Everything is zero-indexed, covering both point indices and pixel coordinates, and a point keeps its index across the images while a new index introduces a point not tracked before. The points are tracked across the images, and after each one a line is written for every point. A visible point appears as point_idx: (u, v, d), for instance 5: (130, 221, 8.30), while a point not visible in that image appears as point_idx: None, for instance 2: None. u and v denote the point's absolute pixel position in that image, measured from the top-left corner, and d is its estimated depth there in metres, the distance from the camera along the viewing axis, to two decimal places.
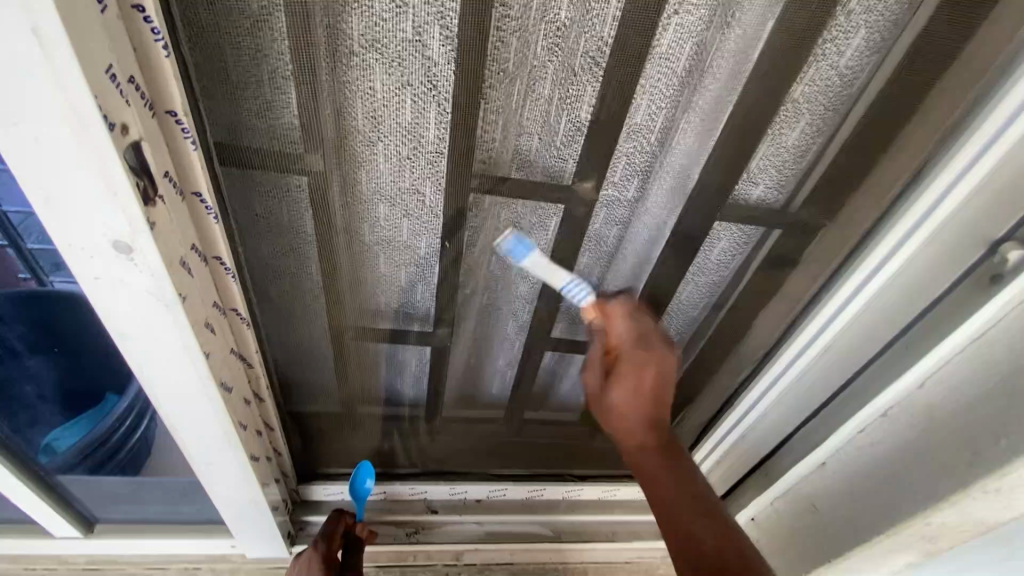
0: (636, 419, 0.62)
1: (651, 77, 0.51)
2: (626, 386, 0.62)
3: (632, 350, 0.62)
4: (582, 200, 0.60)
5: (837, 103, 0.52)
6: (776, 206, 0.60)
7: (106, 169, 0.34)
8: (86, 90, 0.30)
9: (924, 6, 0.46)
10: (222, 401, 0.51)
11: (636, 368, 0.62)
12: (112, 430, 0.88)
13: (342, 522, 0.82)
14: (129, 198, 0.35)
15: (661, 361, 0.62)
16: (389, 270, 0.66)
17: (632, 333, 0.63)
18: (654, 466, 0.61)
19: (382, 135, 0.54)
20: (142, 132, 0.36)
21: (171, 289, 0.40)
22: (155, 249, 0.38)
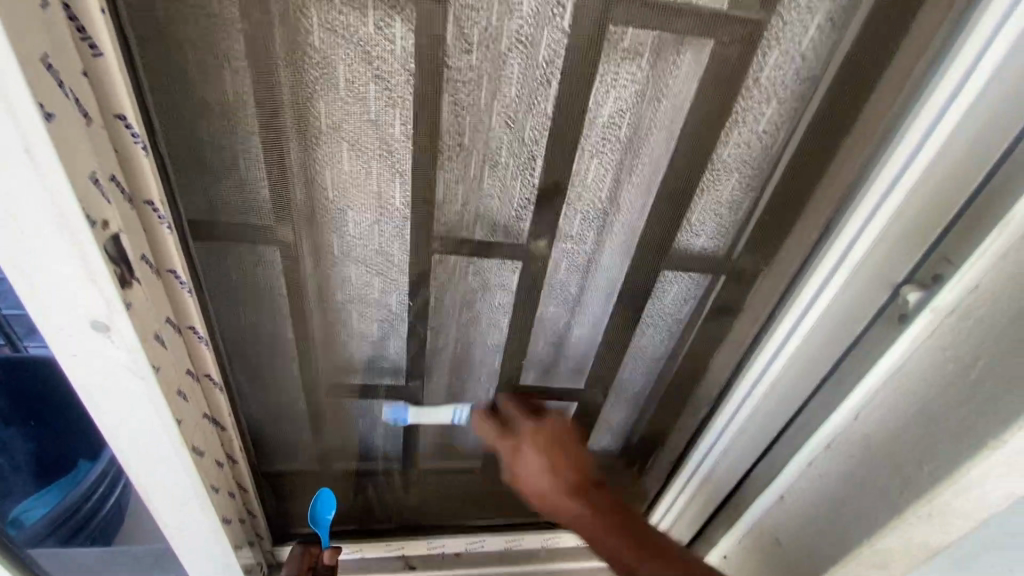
0: (552, 486, 0.66)
1: (594, 144, 0.57)
2: (538, 463, 0.67)
3: (526, 432, 0.70)
4: (538, 257, 0.65)
5: (760, 162, 0.59)
6: (718, 254, 0.66)
7: (88, 260, 0.37)
8: (73, 195, 0.35)
9: (823, 82, 0.53)
10: (195, 466, 0.53)
11: (540, 449, 0.68)
12: (81, 496, 0.90)
13: (303, 559, 0.77)
14: (109, 282, 0.39)
15: (552, 424, 0.71)
16: (361, 327, 0.69)
17: (526, 426, 0.71)
18: (590, 520, 0.63)
19: (350, 202, 0.58)
20: (121, 225, 0.40)
21: (146, 363, 0.43)
22: (132, 327, 0.41)
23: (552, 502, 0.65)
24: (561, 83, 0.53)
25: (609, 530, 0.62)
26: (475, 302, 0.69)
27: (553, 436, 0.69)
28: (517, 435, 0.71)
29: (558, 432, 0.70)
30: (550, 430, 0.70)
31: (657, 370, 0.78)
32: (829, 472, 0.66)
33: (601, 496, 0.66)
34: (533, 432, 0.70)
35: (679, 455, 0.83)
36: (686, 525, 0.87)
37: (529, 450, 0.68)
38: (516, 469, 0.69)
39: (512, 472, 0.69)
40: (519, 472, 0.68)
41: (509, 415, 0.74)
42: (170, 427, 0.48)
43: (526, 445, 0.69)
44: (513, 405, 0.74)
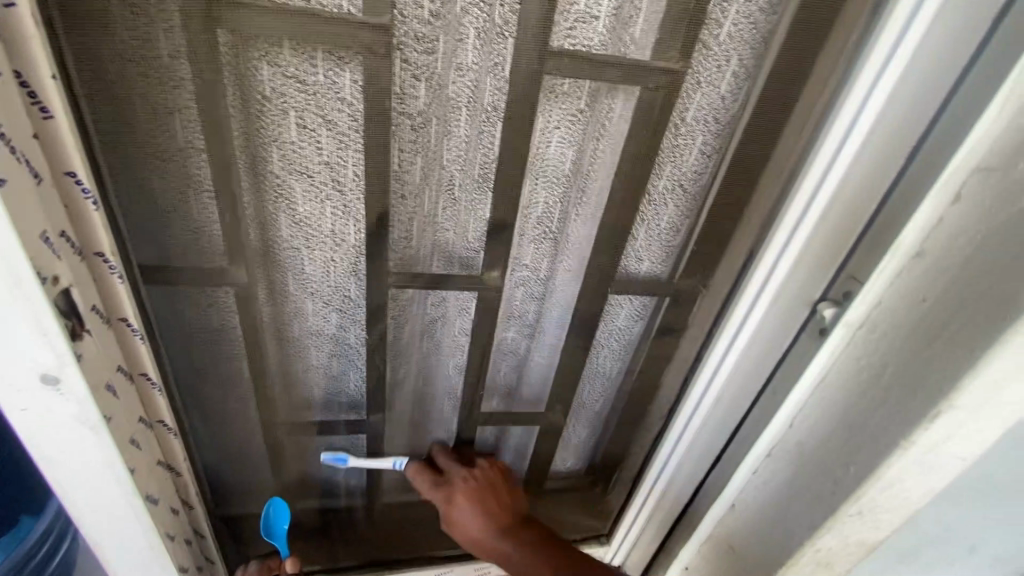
0: (486, 527, 0.71)
1: (539, 179, 0.61)
2: (473, 517, 0.72)
3: (458, 485, 0.74)
4: (492, 288, 0.67)
5: (692, 192, 0.64)
6: (662, 277, 0.70)
7: (38, 317, 0.37)
8: (23, 254, 0.35)
9: (741, 120, 0.59)
10: (150, 515, 0.52)
11: (468, 497, 0.73)
12: (25, 556, 0.81)
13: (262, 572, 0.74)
14: (59, 337, 0.39)
15: (482, 474, 0.77)
16: (319, 362, 0.70)
17: (458, 477, 0.75)
18: (518, 559, 0.69)
19: (304, 242, 0.60)
20: (71, 279, 0.40)
21: (97, 413, 0.43)
22: (83, 379, 0.41)
23: (485, 547, 0.71)
24: (505, 125, 0.56)
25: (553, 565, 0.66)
26: (434, 331, 0.71)
27: (481, 485, 0.75)
28: (450, 485, 0.75)
29: (486, 479, 0.76)
30: (477, 483, 0.75)
31: (612, 388, 0.82)
32: (771, 480, 0.70)
33: (523, 530, 0.71)
34: (466, 489, 0.74)
35: (640, 468, 0.87)
36: (649, 539, 0.90)
37: (460, 502, 0.73)
38: (450, 514, 0.73)
39: (450, 527, 0.73)
40: (454, 516, 0.72)
41: (444, 466, 0.77)
42: (122, 477, 0.48)
43: (461, 495, 0.73)
44: (447, 459, 0.78)
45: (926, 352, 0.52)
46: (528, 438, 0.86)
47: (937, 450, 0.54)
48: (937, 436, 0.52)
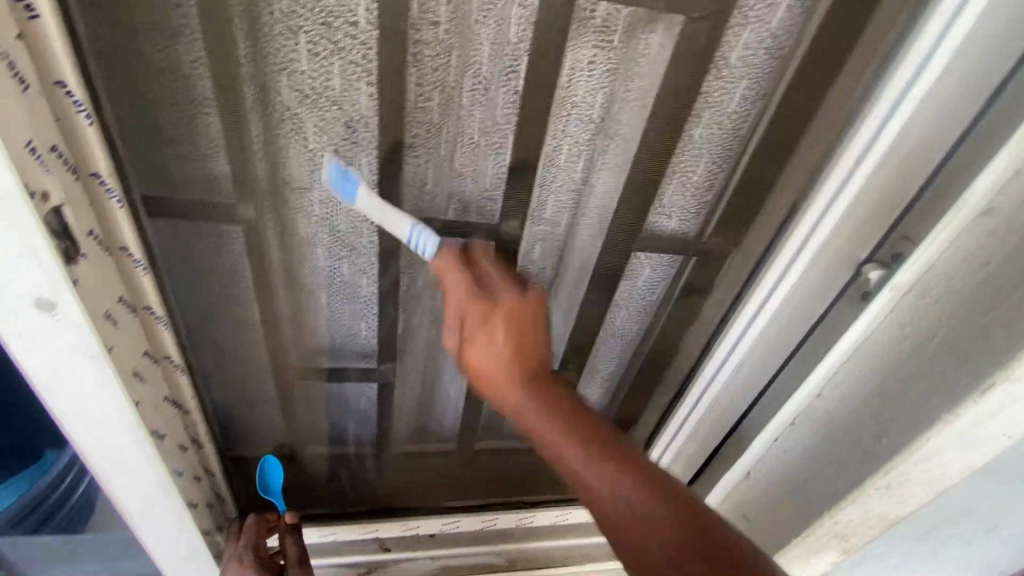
0: (513, 367, 0.57)
1: (563, 122, 0.57)
2: (499, 347, 0.57)
3: (501, 301, 0.57)
4: (510, 237, 0.65)
5: (730, 144, 0.59)
6: (689, 236, 0.66)
7: (26, 235, 0.35)
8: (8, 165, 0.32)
9: (789, 62, 0.53)
10: (156, 450, 0.51)
11: (507, 326, 0.57)
12: (52, 486, 0.90)
13: (261, 525, 0.76)
14: (49, 257, 0.36)
15: (530, 304, 0.58)
16: (331, 308, 0.68)
17: (499, 284, 0.58)
18: (557, 427, 0.56)
19: (314, 182, 0.57)
20: (64, 198, 0.37)
21: (96, 342, 0.42)
22: (78, 305, 0.39)
23: (511, 398, 0.57)
24: (531, 59, 0.51)
25: (589, 445, 0.55)
26: (447, 284, 0.69)
27: (524, 322, 0.58)
28: (491, 295, 0.58)
29: (530, 317, 0.58)
30: (522, 310, 0.58)
31: (628, 351, 0.80)
32: (792, 449, 0.69)
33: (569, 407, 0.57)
34: (508, 309, 0.57)
35: (650, 435, 0.86)
36: None
37: (496, 326, 0.57)
38: (465, 338, 0.59)
39: (464, 339, 0.59)
40: (469, 334, 0.59)
41: (483, 269, 0.59)
42: (126, 410, 0.47)
43: (499, 310, 0.57)
44: (490, 262, 0.60)
45: (991, 313, 0.50)
46: None
47: (985, 423, 0.52)
48: (988, 409, 0.50)
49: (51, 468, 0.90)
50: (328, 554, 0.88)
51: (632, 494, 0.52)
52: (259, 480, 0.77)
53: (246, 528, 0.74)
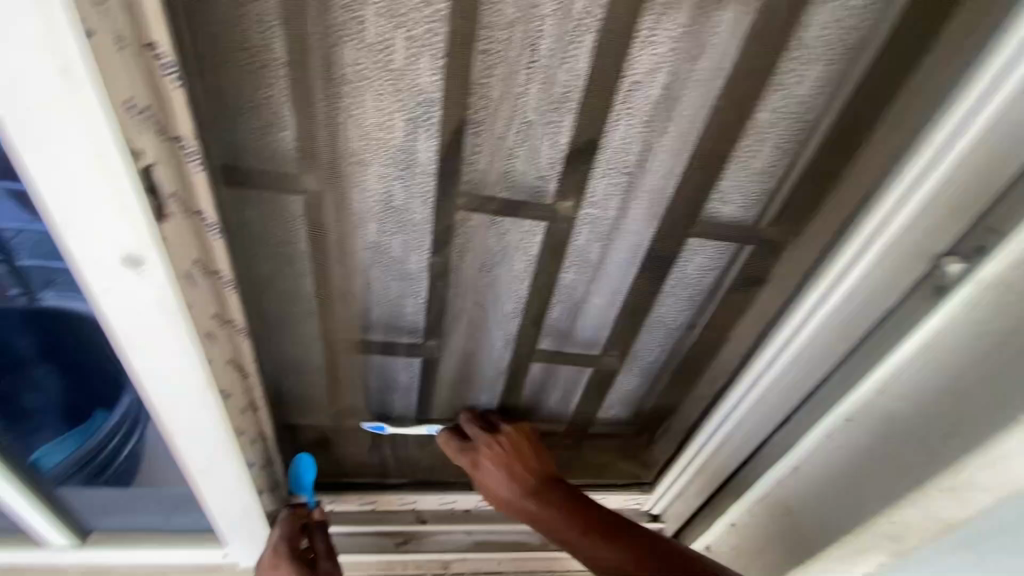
0: (514, 490, 0.78)
1: (625, 101, 0.55)
2: (496, 481, 0.78)
3: (482, 449, 0.80)
4: (563, 219, 0.64)
5: (798, 129, 0.57)
6: (747, 223, 0.65)
7: (122, 191, 0.37)
8: (111, 120, 0.34)
9: (871, 46, 0.51)
10: (221, 408, 0.53)
11: (495, 464, 0.78)
12: (100, 446, 0.83)
13: (294, 520, 0.78)
14: (142, 217, 0.38)
15: (507, 439, 0.81)
16: (380, 284, 0.69)
17: (482, 443, 0.80)
18: (550, 521, 0.74)
19: (372, 157, 0.57)
20: (155, 157, 0.39)
21: (177, 300, 0.43)
22: (164, 263, 0.41)
23: (515, 511, 0.79)
24: (597, 35, 0.50)
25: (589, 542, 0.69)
26: (495, 264, 0.69)
27: (505, 452, 0.79)
28: (474, 451, 0.80)
29: (509, 445, 0.80)
30: (508, 446, 0.80)
31: (672, 338, 0.79)
32: (843, 448, 0.68)
33: (550, 494, 0.77)
34: (489, 454, 0.79)
35: (691, 425, 0.86)
36: (693, 494, 0.91)
37: (485, 465, 0.79)
38: (479, 476, 0.79)
39: (479, 482, 0.80)
40: (484, 480, 0.79)
41: (474, 435, 0.82)
42: (198, 367, 0.49)
43: (482, 461, 0.79)
44: (476, 428, 0.82)
45: None
46: (575, 381, 0.87)
47: None
48: None
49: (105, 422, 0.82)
50: (366, 522, 0.90)
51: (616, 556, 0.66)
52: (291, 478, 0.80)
53: (281, 524, 0.76)
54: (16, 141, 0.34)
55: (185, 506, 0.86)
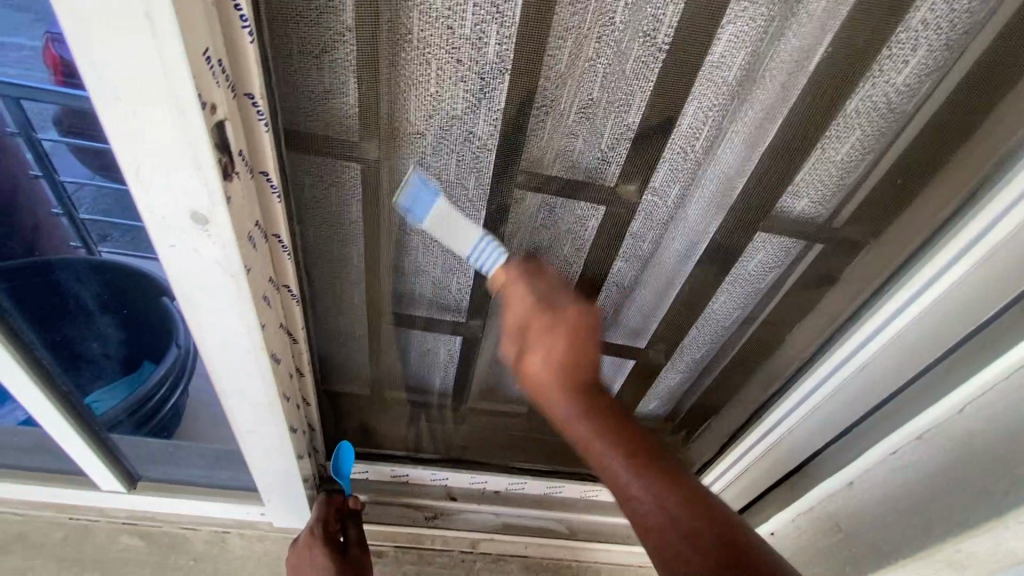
0: (560, 380, 0.60)
1: (703, 83, 0.51)
2: (555, 353, 0.60)
3: (558, 313, 0.61)
4: (623, 203, 0.61)
5: (889, 120, 0.52)
6: (819, 220, 0.61)
7: (195, 145, 0.36)
8: (188, 71, 0.32)
9: (984, 32, 0.47)
10: (271, 371, 0.54)
11: (565, 336, 0.60)
12: (147, 396, 0.88)
13: (331, 508, 0.83)
14: (211, 169, 0.37)
15: (580, 319, 0.61)
16: (425, 262, 0.68)
17: (569, 308, 0.61)
18: (595, 429, 0.58)
19: (429, 128, 0.55)
20: (227, 113, 0.37)
21: (239, 261, 0.43)
22: (229, 222, 0.40)
23: (552, 399, 0.60)
24: (682, 9, 0.47)
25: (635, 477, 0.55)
26: (545, 246, 0.67)
27: (574, 330, 0.60)
28: (545, 293, 0.62)
29: (580, 326, 0.61)
30: (580, 322, 0.61)
31: (721, 337, 0.76)
32: (916, 466, 0.64)
33: (600, 403, 0.60)
34: (569, 320, 0.61)
35: (738, 428, 0.83)
36: (732, 498, 0.89)
37: (544, 322, 0.60)
38: (528, 331, 0.61)
39: (523, 344, 0.62)
40: (529, 330, 0.60)
41: (539, 287, 0.63)
42: (254, 330, 0.49)
43: (553, 323, 0.60)
44: (539, 280, 0.63)
45: None
46: (614, 373, 0.85)
47: None
48: None
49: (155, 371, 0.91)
50: (397, 494, 0.91)
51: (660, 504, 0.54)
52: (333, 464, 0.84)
53: (318, 508, 0.82)
54: (88, 81, 0.33)
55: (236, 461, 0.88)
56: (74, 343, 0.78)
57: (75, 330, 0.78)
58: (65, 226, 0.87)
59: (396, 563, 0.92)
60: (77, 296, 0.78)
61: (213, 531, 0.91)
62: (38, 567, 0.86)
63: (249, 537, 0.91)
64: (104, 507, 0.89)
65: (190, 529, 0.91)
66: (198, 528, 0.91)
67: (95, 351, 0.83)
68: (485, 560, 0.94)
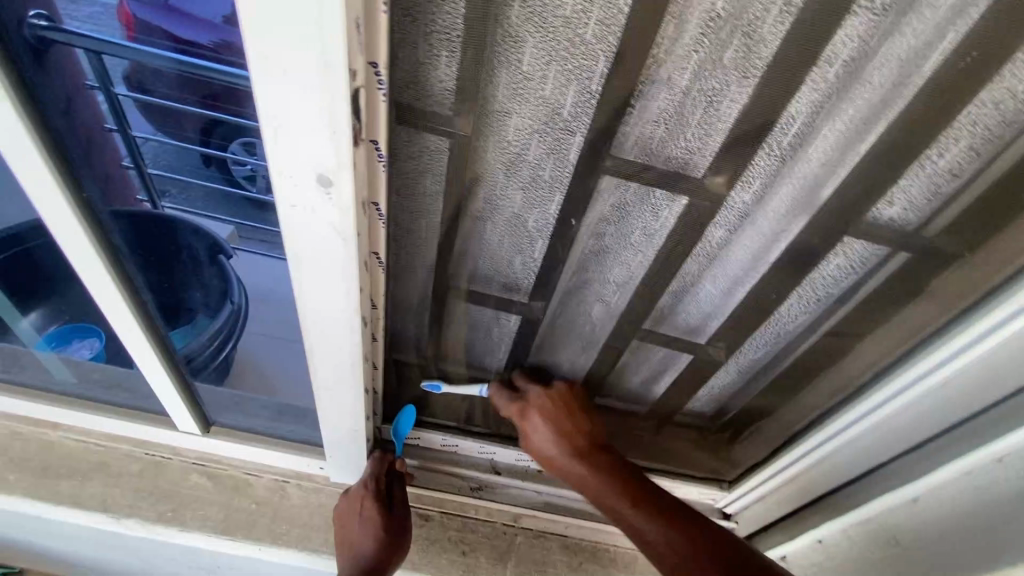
0: (561, 448, 0.82)
1: (809, 79, 0.50)
2: (545, 427, 0.81)
3: (538, 402, 0.83)
4: (708, 195, 0.60)
5: (1001, 128, 0.50)
6: (909, 228, 0.59)
7: (335, 108, 0.37)
8: (343, 38, 0.34)
9: None
10: (360, 330, 0.56)
11: (550, 420, 0.82)
12: (201, 347, 0.90)
13: (383, 468, 0.86)
14: (344, 133, 0.39)
15: (558, 395, 0.84)
16: (496, 239, 0.68)
17: (536, 395, 0.83)
18: (588, 479, 0.79)
19: (518, 107, 0.55)
20: (362, 79, 0.39)
21: (352, 223, 0.45)
22: (351, 185, 0.42)
23: (558, 466, 0.82)
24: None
25: (629, 503, 0.75)
26: (617, 234, 0.67)
27: (559, 408, 0.83)
28: (526, 401, 0.83)
29: (562, 401, 0.84)
30: (558, 399, 0.84)
31: (784, 340, 0.75)
32: (990, 487, 0.62)
33: (590, 454, 0.81)
34: (541, 411, 0.82)
35: (794, 434, 0.82)
36: (780, 501, 0.88)
37: (539, 423, 0.81)
38: (526, 424, 0.83)
39: (524, 436, 0.84)
40: (529, 430, 0.83)
41: (522, 386, 0.85)
42: (353, 289, 0.51)
43: (533, 410, 0.82)
44: (529, 381, 0.84)
45: None
46: (666, 367, 0.85)
47: None
48: None
49: (211, 324, 0.91)
50: (446, 461, 0.94)
51: (651, 524, 0.72)
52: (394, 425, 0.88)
53: (371, 464, 0.86)
54: (246, 40, 0.35)
55: (301, 417, 0.93)
56: (176, 292, 0.84)
57: (179, 276, 0.83)
58: (133, 179, 0.74)
59: (439, 527, 0.94)
60: (190, 247, 0.82)
61: (272, 479, 0.96)
62: (117, 495, 0.93)
63: (305, 488, 0.96)
64: (176, 446, 0.96)
65: (251, 475, 0.96)
66: (258, 475, 0.96)
67: (196, 298, 0.88)
68: (527, 535, 0.95)
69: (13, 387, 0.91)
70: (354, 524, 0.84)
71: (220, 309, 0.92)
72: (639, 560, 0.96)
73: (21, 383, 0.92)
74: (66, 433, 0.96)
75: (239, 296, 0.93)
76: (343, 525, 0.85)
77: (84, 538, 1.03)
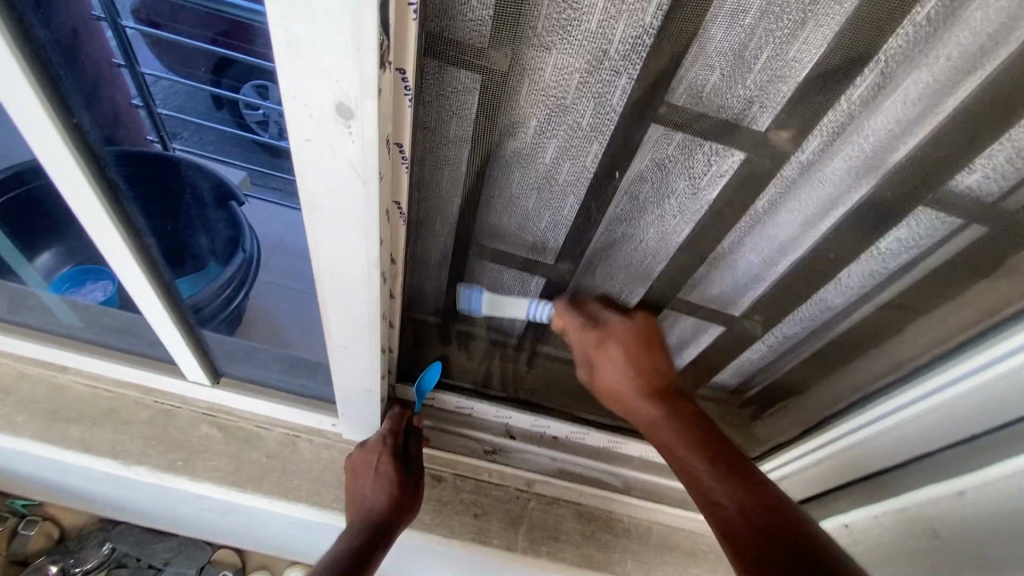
0: (634, 386, 0.75)
1: (905, 16, 0.42)
2: (618, 365, 0.74)
3: (612, 330, 0.74)
4: (768, 152, 0.53)
5: None
6: (991, 199, 0.52)
7: (358, 25, 0.32)
8: None
9: None
10: (377, 284, 0.52)
11: (623, 348, 0.74)
12: (206, 300, 0.85)
13: (401, 421, 0.86)
14: (369, 56, 0.33)
15: (636, 325, 0.75)
16: (525, 195, 0.63)
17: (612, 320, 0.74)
18: (663, 428, 0.73)
19: (558, 42, 0.48)
20: None
21: (375, 164, 0.40)
22: (374, 119, 0.37)
23: (630, 404, 0.76)
24: None
25: (711, 470, 0.68)
26: (658, 194, 0.61)
27: (633, 336, 0.74)
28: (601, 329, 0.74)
29: (639, 330, 0.75)
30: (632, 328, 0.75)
31: (826, 317, 0.70)
32: None
33: (673, 403, 0.74)
34: (624, 329, 0.74)
35: (829, 415, 0.79)
36: (807, 483, 0.87)
37: (609, 346, 0.74)
38: (598, 358, 0.75)
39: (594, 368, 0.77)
40: (601, 371, 0.76)
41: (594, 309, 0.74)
42: (372, 240, 0.47)
43: (612, 338, 0.74)
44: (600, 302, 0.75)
45: None
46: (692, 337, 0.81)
47: None
48: None
49: (221, 274, 0.86)
50: (460, 422, 0.93)
51: (729, 491, 0.65)
52: (417, 382, 0.86)
53: (389, 419, 0.85)
54: None
55: (314, 372, 0.91)
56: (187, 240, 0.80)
57: (183, 222, 0.78)
58: (143, 118, 0.72)
59: (451, 489, 0.92)
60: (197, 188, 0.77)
61: (283, 432, 0.95)
62: (126, 442, 0.92)
63: (317, 443, 0.95)
64: (185, 395, 0.95)
65: (263, 427, 0.95)
66: (270, 428, 0.95)
67: (202, 245, 0.83)
68: (539, 501, 0.94)
69: (19, 329, 0.90)
70: (369, 478, 0.82)
71: (231, 258, 0.86)
72: (654, 531, 0.95)
73: (33, 325, 0.90)
74: (75, 376, 0.95)
75: (252, 244, 0.86)
76: (357, 478, 0.84)
77: (98, 479, 1.04)
